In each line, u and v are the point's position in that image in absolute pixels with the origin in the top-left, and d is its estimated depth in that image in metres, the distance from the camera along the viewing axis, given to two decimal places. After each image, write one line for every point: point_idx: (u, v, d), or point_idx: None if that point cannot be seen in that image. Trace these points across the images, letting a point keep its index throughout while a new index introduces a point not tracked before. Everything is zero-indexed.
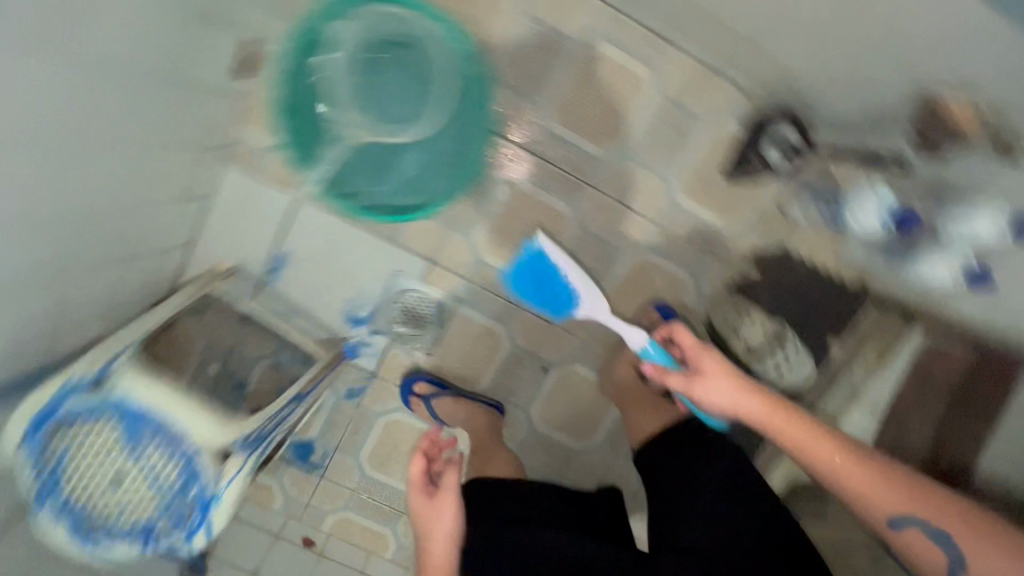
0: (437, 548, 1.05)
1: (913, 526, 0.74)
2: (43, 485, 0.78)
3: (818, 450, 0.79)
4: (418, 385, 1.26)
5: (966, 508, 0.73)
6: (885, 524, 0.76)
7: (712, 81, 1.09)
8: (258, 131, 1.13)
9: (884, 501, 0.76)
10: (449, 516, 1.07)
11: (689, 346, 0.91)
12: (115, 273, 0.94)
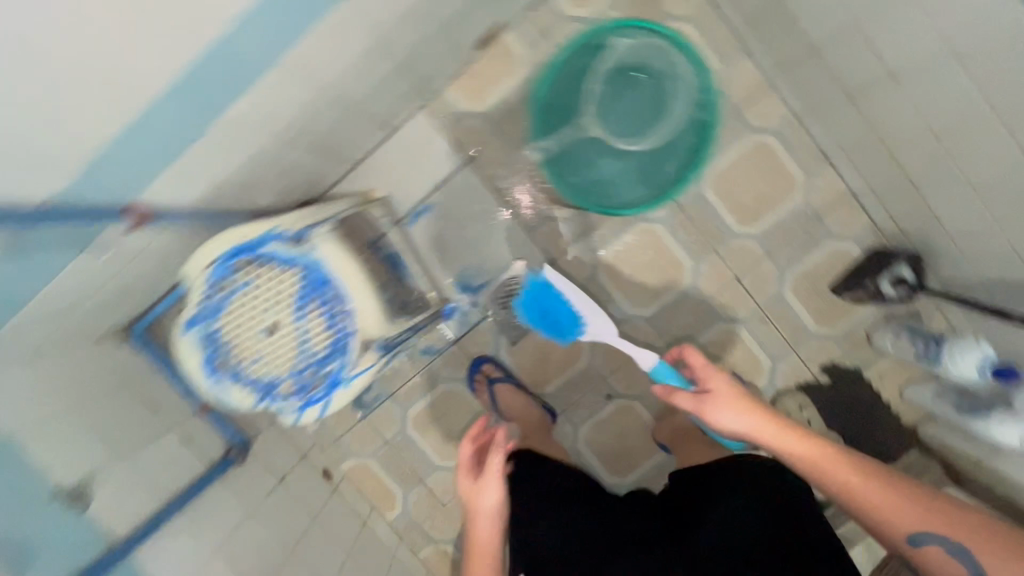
0: (480, 521, 0.96)
1: (931, 540, 0.69)
2: (211, 307, 0.83)
3: (839, 472, 0.75)
4: (487, 366, 1.31)
5: (918, 496, 0.71)
6: (908, 544, 0.70)
7: (851, 206, 1.23)
8: (456, 92, 1.24)
9: (894, 513, 0.71)
10: (496, 492, 0.97)
11: (699, 366, 0.88)
12: (308, 158, 1.02)
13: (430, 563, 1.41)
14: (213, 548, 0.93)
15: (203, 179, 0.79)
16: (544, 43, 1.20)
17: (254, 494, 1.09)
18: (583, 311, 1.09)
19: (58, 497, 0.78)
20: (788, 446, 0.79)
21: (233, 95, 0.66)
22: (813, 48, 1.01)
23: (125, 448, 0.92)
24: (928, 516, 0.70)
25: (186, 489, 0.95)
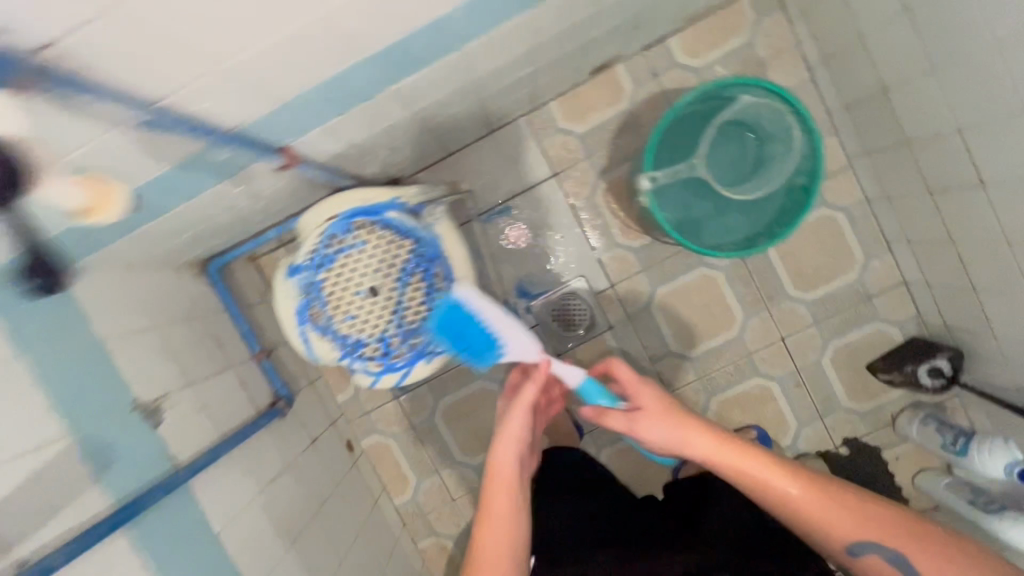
0: (500, 458, 0.79)
1: (872, 551, 0.74)
2: (321, 259, 0.86)
3: (785, 491, 0.76)
4: None
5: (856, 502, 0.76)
6: (851, 556, 0.75)
7: (901, 294, 1.30)
8: (558, 108, 1.29)
9: (840, 527, 0.75)
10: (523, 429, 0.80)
11: (628, 379, 0.85)
12: (421, 139, 1.06)
13: (427, 555, 1.41)
14: (254, 493, 0.93)
15: (340, 139, 0.82)
16: (651, 82, 1.27)
17: (291, 449, 1.09)
18: (501, 330, 0.79)
19: (136, 410, 0.79)
20: (739, 471, 0.78)
21: (414, 67, 0.71)
22: (906, 142, 1.08)
23: (191, 377, 0.93)
24: (875, 528, 0.74)
25: (240, 429, 0.96)
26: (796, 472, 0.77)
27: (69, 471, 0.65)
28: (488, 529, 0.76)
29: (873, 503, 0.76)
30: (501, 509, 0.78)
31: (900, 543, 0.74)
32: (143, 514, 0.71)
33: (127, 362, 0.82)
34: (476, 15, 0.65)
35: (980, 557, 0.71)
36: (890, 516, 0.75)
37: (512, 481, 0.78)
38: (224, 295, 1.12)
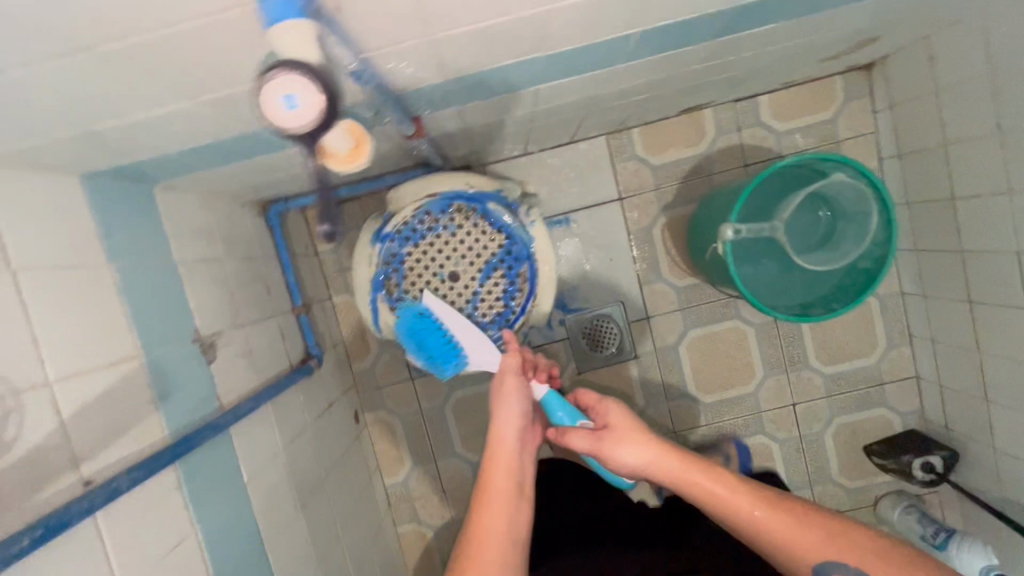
0: (502, 435, 0.72)
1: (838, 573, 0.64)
2: (412, 233, 0.86)
3: (741, 506, 0.68)
4: None
5: (820, 520, 0.68)
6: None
7: (910, 387, 1.37)
8: (639, 136, 1.31)
9: (801, 544, 0.66)
10: (512, 401, 0.73)
11: (592, 403, 0.80)
12: (517, 135, 1.06)
13: (404, 540, 1.40)
14: (279, 448, 0.91)
15: (462, 120, 0.81)
16: (733, 133, 1.30)
17: (311, 410, 1.07)
18: (463, 339, 0.79)
19: (195, 342, 0.76)
20: (695, 485, 0.71)
21: (570, 72, 0.72)
22: (959, 250, 1.14)
23: (242, 317, 0.90)
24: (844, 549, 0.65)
25: (276, 381, 0.94)
26: (750, 485, 0.70)
27: (135, 395, 0.62)
28: (491, 511, 0.66)
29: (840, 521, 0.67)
30: (504, 488, 0.68)
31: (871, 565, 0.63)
32: (192, 452, 0.68)
33: (194, 290, 0.78)
34: (650, 37, 0.66)
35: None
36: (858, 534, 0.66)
37: (513, 458, 0.71)
38: (278, 240, 1.09)
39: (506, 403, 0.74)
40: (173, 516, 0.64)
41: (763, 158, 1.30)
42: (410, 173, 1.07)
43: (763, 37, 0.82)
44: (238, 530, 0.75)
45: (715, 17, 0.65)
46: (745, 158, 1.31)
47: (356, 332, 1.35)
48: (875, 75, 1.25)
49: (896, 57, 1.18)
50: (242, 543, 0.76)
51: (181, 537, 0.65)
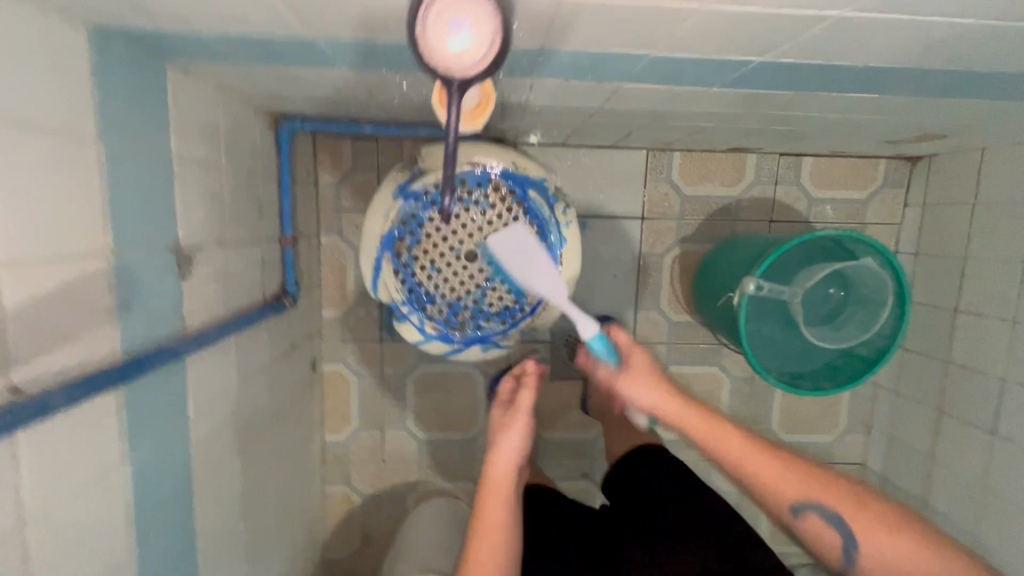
0: (499, 466, 0.74)
1: (817, 515, 0.70)
2: (439, 199, 0.78)
3: (736, 447, 0.72)
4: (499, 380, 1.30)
5: (801, 469, 0.73)
6: (798, 520, 0.71)
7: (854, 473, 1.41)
8: (678, 160, 1.27)
9: (784, 487, 0.71)
10: (516, 436, 0.75)
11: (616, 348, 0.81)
12: (567, 126, 0.99)
13: (329, 500, 1.34)
14: (231, 386, 0.82)
15: (529, 95, 0.74)
16: (769, 186, 1.28)
17: (272, 349, 0.98)
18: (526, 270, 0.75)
19: (172, 253, 0.66)
20: (700, 427, 0.73)
21: (663, 81, 0.66)
22: (945, 361, 1.17)
23: (227, 235, 0.81)
24: (821, 494, 0.71)
25: (245, 314, 0.84)
26: (742, 433, 0.74)
27: (93, 300, 0.53)
28: (484, 543, 0.72)
29: (819, 473, 0.73)
30: (498, 519, 0.73)
31: (843, 511, 0.70)
32: (141, 376, 0.59)
33: (184, 195, 0.69)
34: (756, 71, 0.61)
35: (917, 532, 0.68)
36: (834, 484, 0.72)
37: (509, 490, 0.74)
38: (284, 161, 0.99)
39: (507, 436, 0.75)
40: (102, 445, 0.55)
41: (790, 218, 1.28)
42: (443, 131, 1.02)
43: (854, 104, 0.78)
44: (169, 470, 0.67)
45: (827, 70, 0.61)
46: (773, 213, 1.28)
47: (336, 277, 1.26)
48: (918, 169, 1.25)
49: (945, 159, 1.18)
50: (171, 484, 0.68)
51: (106, 470, 0.56)
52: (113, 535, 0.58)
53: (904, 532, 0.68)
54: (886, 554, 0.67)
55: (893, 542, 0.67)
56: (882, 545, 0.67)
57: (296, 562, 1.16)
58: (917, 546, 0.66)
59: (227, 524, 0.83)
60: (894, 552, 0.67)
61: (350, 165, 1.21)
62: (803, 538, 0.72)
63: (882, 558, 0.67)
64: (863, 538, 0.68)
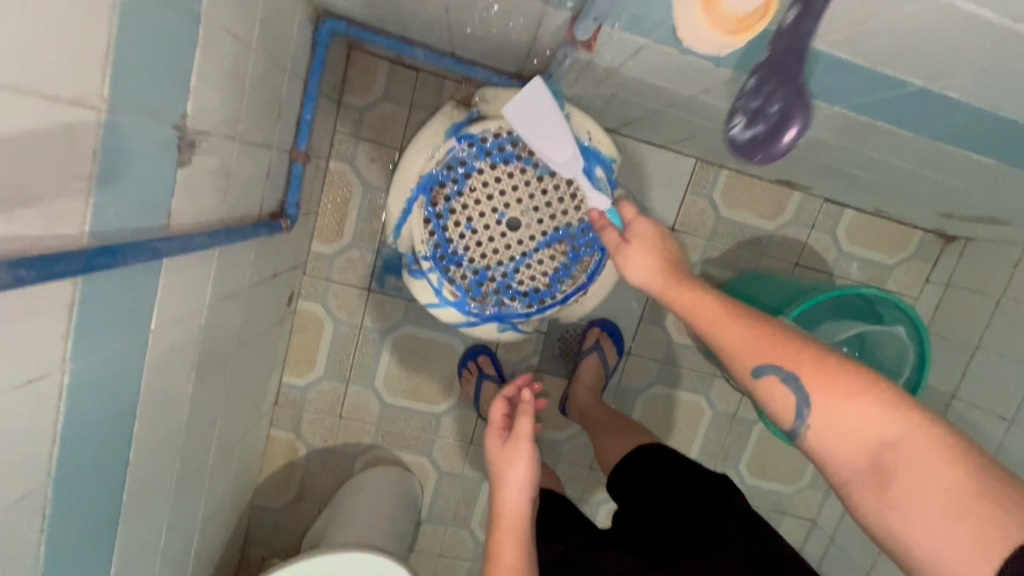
0: (508, 503, 0.69)
1: (771, 374, 0.48)
2: (496, 150, 0.69)
3: (689, 302, 0.53)
4: (482, 358, 1.22)
5: (763, 321, 0.50)
6: (750, 382, 0.49)
7: (804, 531, 1.40)
8: (723, 180, 1.20)
9: (737, 344, 0.50)
10: (523, 464, 0.69)
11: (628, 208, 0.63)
12: (635, 111, 0.90)
13: (272, 445, 1.23)
14: (203, 303, 0.70)
15: (625, 61, 0.66)
16: (805, 229, 1.23)
17: (254, 271, 0.86)
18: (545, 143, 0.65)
19: (174, 131, 0.53)
20: (665, 286, 0.55)
21: None
22: None
23: (239, 128, 0.68)
24: (777, 346, 0.48)
25: (240, 226, 0.72)
26: (698, 285, 0.53)
27: (66, 161, 0.41)
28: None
29: (782, 324, 0.50)
30: (512, 560, 0.66)
31: (800, 368, 0.47)
32: (108, 270, 0.47)
33: (204, 64, 0.56)
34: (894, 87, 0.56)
35: (887, 394, 0.43)
36: (797, 337, 0.49)
37: (523, 526, 0.68)
38: (316, 63, 0.86)
39: (513, 468, 0.69)
40: (43, 344, 0.44)
41: (815, 266, 1.24)
42: (500, 79, 0.91)
43: (955, 162, 0.73)
44: (117, 387, 0.56)
45: (960, 104, 0.57)
46: (801, 257, 1.24)
47: (335, 209, 1.13)
48: (950, 249, 1.23)
49: (983, 245, 1.16)
50: (115, 405, 0.56)
51: (39, 376, 0.44)
52: (32, 455, 0.46)
53: (871, 392, 0.44)
54: (845, 423, 0.44)
55: (853, 407, 0.44)
56: (839, 411, 0.45)
57: (226, 504, 1.05)
58: (885, 414, 0.43)
59: (164, 457, 0.72)
60: (853, 420, 0.44)
61: (381, 91, 1.09)
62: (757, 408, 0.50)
63: (837, 427, 0.45)
64: (819, 399, 0.45)
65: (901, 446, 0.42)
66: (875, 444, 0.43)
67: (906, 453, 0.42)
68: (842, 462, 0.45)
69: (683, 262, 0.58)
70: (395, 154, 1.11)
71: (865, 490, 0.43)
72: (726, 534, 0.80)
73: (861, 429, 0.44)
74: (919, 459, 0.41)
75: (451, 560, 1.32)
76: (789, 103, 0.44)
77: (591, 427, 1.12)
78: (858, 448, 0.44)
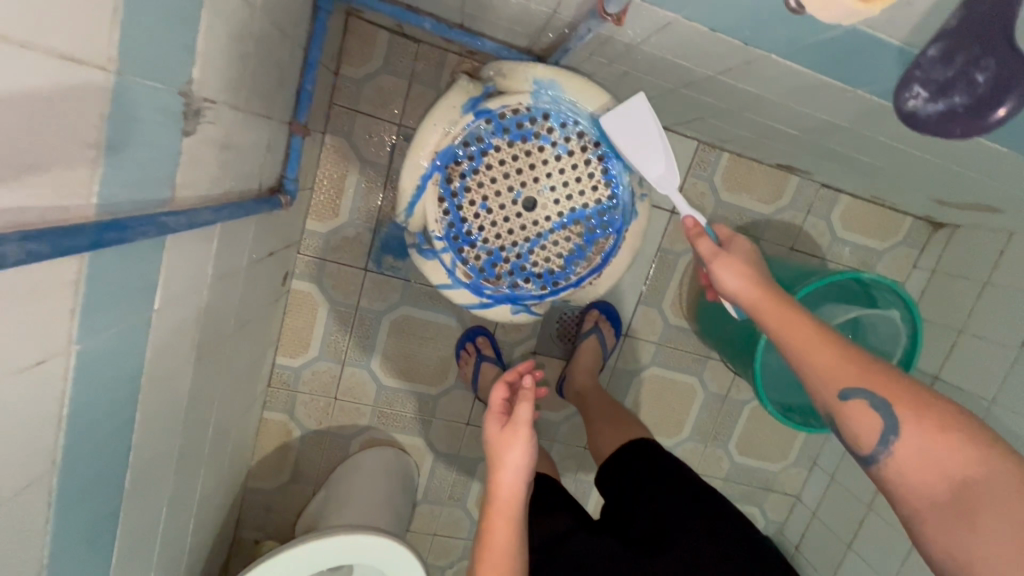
0: (504, 486, 0.67)
1: (864, 400, 0.54)
2: (514, 127, 0.68)
3: (792, 332, 0.58)
4: (480, 339, 1.21)
5: (860, 355, 0.56)
6: (841, 407, 0.55)
7: (787, 505, 1.45)
8: (723, 163, 1.20)
9: (832, 370, 0.56)
10: (521, 452, 0.68)
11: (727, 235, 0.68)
12: (646, 90, 0.89)
13: (265, 427, 1.21)
14: (204, 282, 0.67)
15: (647, 38, 0.66)
16: (801, 213, 1.24)
17: (252, 249, 0.83)
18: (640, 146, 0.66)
19: (180, 98, 0.50)
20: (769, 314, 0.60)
21: (813, 71, 0.62)
22: None
23: (242, 95, 0.64)
24: (871, 378, 0.54)
25: (243, 201, 0.69)
26: (806, 313, 0.59)
27: (70, 125, 0.37)
28: (490, 568, 0.66)
29: (882, 360, 0.56)
30: (504, 543, 0.67)
31: (895, 400, 0.53)
32: (114, 245, 0.44)
33: (210, 25, 0.52)
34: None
35: (976, 436, 0.49)
36: (892, 372, 0.54)
37: (516, 512, 0.68)
38: (318, 29, 0.82)
39: (509, 453, 0.68)
40: (49, 323, 0.41)
41: (809, 250, 1.26)
42: (509, 53, 0.88)
43: (965, 149, 0.74)
44: (121, 371, 0.53)
45: None
46: (797, 241, 1.25)
47: (330, 186, 1.09)
48: (938, 235, 1.26)
49: (969, 232, 1.19)
50: (118, 388, 0.53)
51: (43, 359, 0.42)
52: (35, 442, 0.43)
53: (962, 433, 0.49)
54: (930, 454, 0.50)
55: (940, 443, 0.50)
56: (926, 443, 0.50)
57: (221, 488, 1.03)
58: (974, 453, 0.48)
59: (166, 440, 0.69)
60: (939, 454, 0.50)
61: (380, 62, 1.04)
62: (839, 429, 0.57)
63: (919, 455, 0.51)
64: (910, 430, 0.51)
65: (985, 484, 0.47)
66: (958, 479, 0.48)
67: (987, 488, 0.47)
68: (920, 490, 0.50)
69: (779, 288, 0.62)
70: (394, 129, 1.07)
71: (936, 516, 0.49)
72: (716, 530, 0.81)
73: (947, 465, 0.49)
74: (999, 495, 0.46)
75: (446, 539, 1.33)
76: (1002, 71, 0.45)
77: (589, 409, 1.12)
78: (938, 479, 0.49)
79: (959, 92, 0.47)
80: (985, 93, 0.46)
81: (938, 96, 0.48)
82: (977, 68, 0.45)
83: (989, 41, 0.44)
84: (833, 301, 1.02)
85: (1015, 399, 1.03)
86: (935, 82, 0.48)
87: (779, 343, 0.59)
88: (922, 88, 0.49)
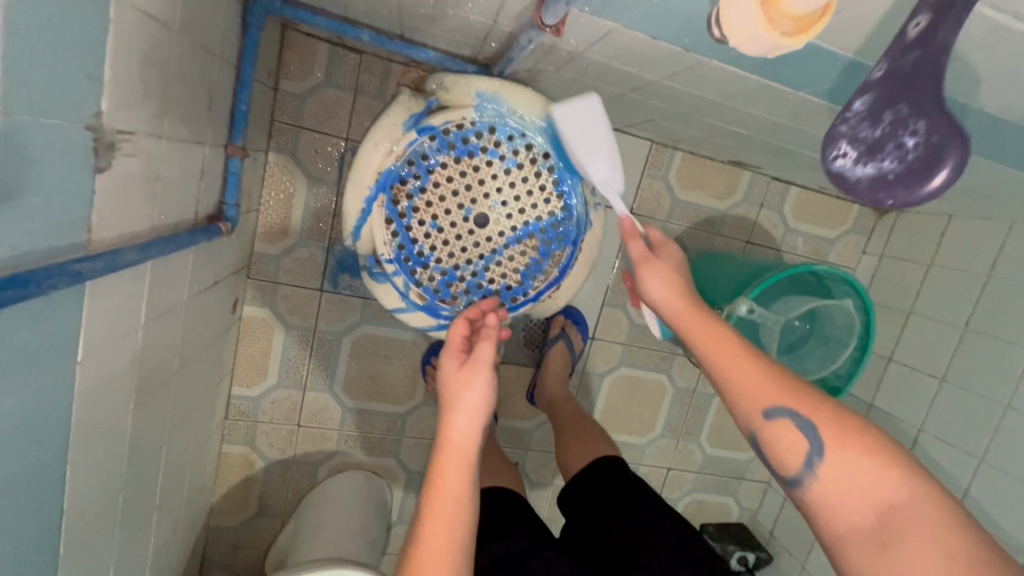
0: (457, 429, 0.60)
1: (787, 418, 0.55)
2: (459, 143, 0.66)
3: (717, 346, 0.61)
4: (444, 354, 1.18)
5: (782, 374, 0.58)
6: (765, 425, 0.56)
7: (759, 490, 1.48)
8: (677, 162, 1.21)
9: (754, 385, 0.57)
10: (482, 387, 0.61)
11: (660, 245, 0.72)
12: (595, 95, 0.88)
13: (225, 460, 1.15)
14: (137, 323, 0.62)
15: (591, 46, 0.64)
16: (754, 207, 1.27)
17: (193, 281, 0.78)
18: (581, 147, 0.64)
19: (87, 132, 0.46)
20: (695, 326, 0.64)
21: (756, 74, 0.62)
22: (868, 403, 1.25)
23: (167, 122, 0.60)
24: (795, 396, 0.56)
25: (176, 235, 0.65)
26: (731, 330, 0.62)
27: None
28: (439, 516, 0.57)
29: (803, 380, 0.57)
30: (455, 487, 0.58)
31: (818, 419, 0.54)
32: (20, 303, 0.41)
33: (119, 54, 0.48)
34: (856, 72, 0.57)
35: (900, 463, 0.50)
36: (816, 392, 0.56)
37: (471, 454, 0.59)
38: (250, 45, 0.77)
39: (466, 393, 0.60)
40: None
41: (765, 243, 1.28)
42: (454, 63, 0.88)
43: None
44: (44, 430, 0.48)
45: None
46: (753, 234, 1.27)
47: (278, 206, 1.05)
48: (883, 221, 1.30)
49: (912, 217, 1.24)
50: (40, 450, 0.49)
51: None
52: None
53: (885, 457, 0.50)
54: (853, 478, 0.51)
55: (864, 467, 0.50)
56: (848, 462, 0.51)
57: (180, 532, 0.98)
58: (897, 479, 0.49)
59: (107, 493, 0.64)
60: (864, 475, 0.50)
61: (322, 75, 1.00)
62: (762, 450, 0.57)
63: (842, 479, 0.51)
64: (833, 449, 0.52)
65: (908, 508, 0.48)
66: (882, 504, 0.49)
67: (910, 514, 0.47)
68: (845, 516, 0.50)
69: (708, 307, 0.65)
70: (342, 143, 1.04)
71: (859, 544, 0.49)
72: (685, 556, 0.81)
73: (869, 487, 0.50)
74: (917, 520, 0.47)
75: None
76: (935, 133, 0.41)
77: (559, 418, 1.11)
78: (862, 504, 0.50)
79: (888, 156, 0.43)
80: (914, 158, 0.43)
81: (869, 158, 0.44)
82: (907, 130, 0.42)
83: (917, 104, 0.41)
84: (793, 293, 1.03)
85: (963, 375, 1.08)
86: (863, 142, 0.45)
87: (704, 353, 0.61)
88: (849, 147, 0.45)
